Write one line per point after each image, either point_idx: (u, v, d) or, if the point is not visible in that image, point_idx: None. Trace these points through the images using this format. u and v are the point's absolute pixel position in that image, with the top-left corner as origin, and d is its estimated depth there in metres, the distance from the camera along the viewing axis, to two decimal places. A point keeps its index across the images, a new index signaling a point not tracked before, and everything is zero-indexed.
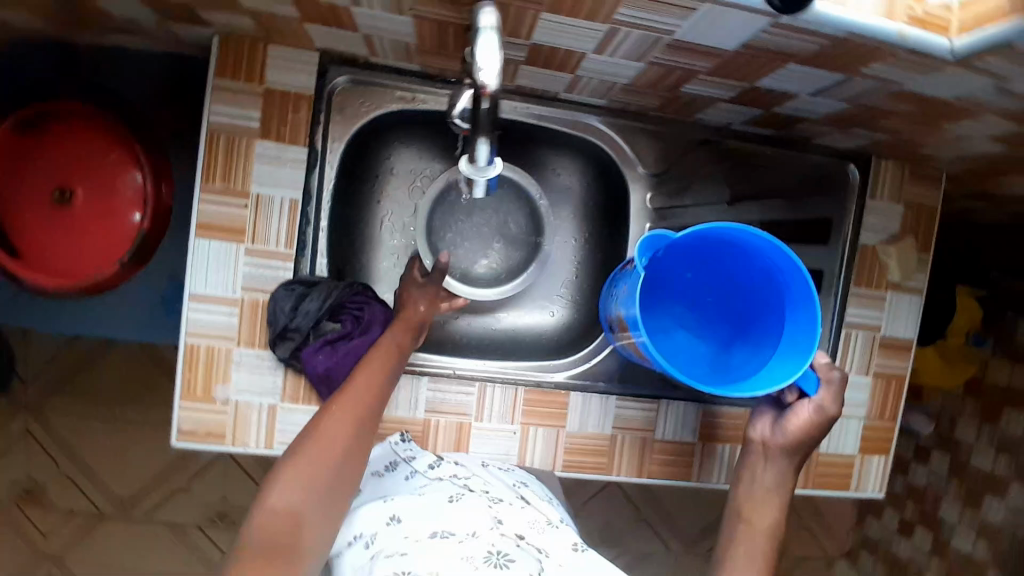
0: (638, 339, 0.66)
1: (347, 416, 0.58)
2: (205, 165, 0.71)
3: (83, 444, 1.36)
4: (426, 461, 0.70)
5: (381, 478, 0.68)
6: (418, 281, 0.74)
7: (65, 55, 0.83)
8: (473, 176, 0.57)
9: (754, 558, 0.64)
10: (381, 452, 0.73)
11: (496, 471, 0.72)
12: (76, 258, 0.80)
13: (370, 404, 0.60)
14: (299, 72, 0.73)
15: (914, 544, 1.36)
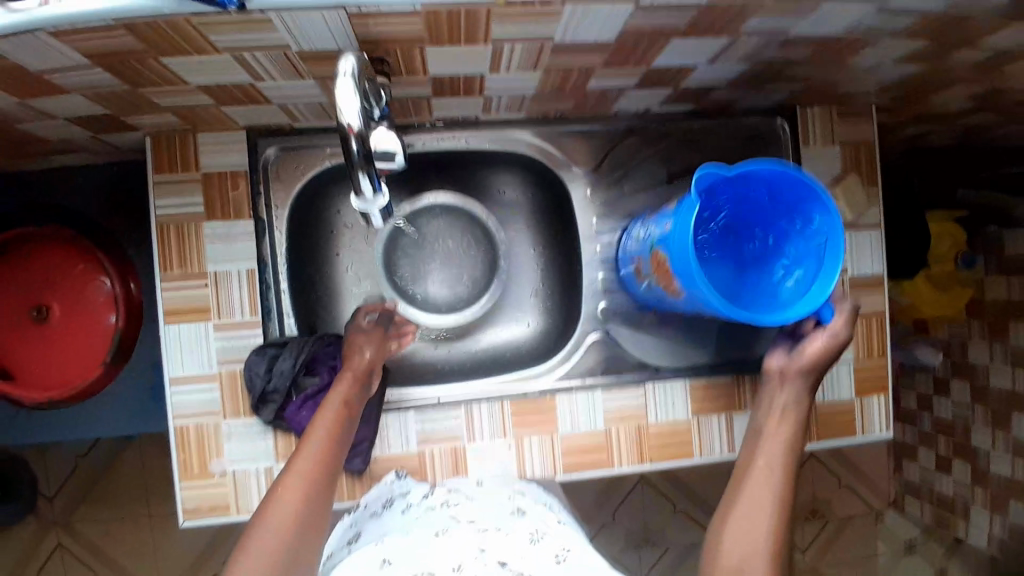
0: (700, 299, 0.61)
1: (307, 465, 0.62)
2: (161, 255, 0.75)
3: (114, 546, 1.49)
4: (420, 493, 0.74)
5: (378, 517, 0.71)
6: (362, 327, 0.77)
7: (16, 185, 0.87)
8: (364, 209, 0.58)
9: (774, 470, 0.63)
10: (377, 491, 0.76)
11: (485, 493, 0.75)
12: (62, 367, 0.84)
13: (328, 449, 0.64)
14: (232, 151, 0.76)
15: (954, 480, 1.34)
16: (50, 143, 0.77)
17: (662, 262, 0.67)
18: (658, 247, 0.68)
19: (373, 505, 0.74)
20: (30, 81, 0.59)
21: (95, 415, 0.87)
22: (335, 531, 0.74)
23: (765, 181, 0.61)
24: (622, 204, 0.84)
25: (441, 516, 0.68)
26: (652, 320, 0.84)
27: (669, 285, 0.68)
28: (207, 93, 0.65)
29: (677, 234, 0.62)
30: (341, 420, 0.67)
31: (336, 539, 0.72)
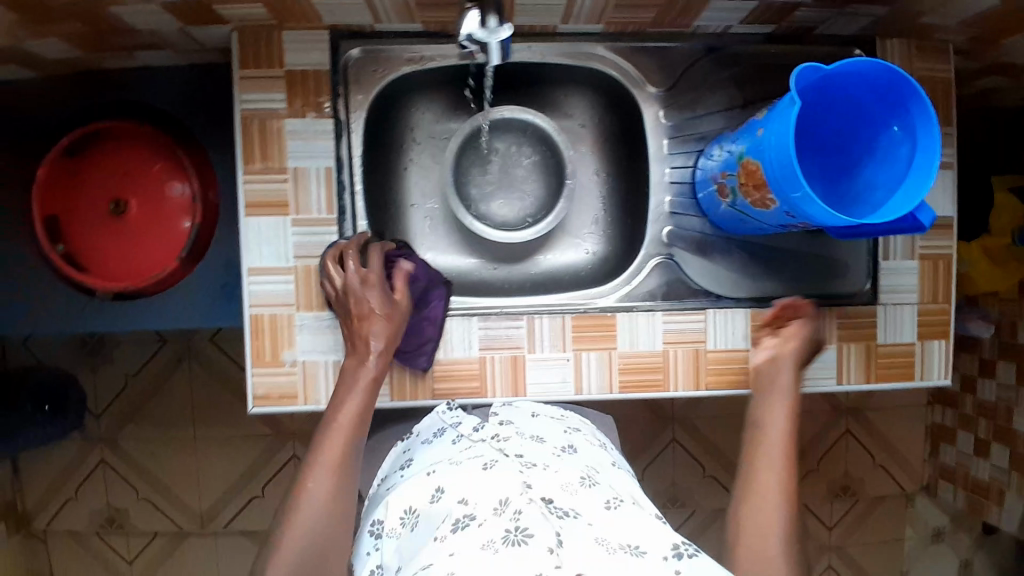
0: (794, 197, 0.61)
1: (324, 464, 0.68)
2: (245, 148, 0.77)
3: (156, 467, 1.57)
4: (470, 426, 0.75)
5: (431, 445, 0.74)
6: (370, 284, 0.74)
7: (103, 80, 0.90)
8: (485, 37, 0.63)
9: (777, 438, 0.68)
10: (430, 421, 0.79)
11: (534, 421, 0.77)
12: (141, 260, 0.87)
13: (345, 444, 0.69)
14: (315, 51, 0.77)
15: (993, 463, 1.30)
16: (140, 37, 0.79)
17: (753, 171, 0.65)
18: (748, 156, 0.65)
19: (425, 432, 0.78)
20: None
21: (165, 313, 0.90)
22: (393, 450, 0.81)
23: (849, 91, 0.62)
24: (694, 125, 0.81)
25: (489, 448, 0.70)
26: (717, 245, 0.83)
27: (760, 197, 0.66)
28: None
29: (772, 137, 0.61)
30: (359, 418, 0.71)
31: (391, 464, 0.78)
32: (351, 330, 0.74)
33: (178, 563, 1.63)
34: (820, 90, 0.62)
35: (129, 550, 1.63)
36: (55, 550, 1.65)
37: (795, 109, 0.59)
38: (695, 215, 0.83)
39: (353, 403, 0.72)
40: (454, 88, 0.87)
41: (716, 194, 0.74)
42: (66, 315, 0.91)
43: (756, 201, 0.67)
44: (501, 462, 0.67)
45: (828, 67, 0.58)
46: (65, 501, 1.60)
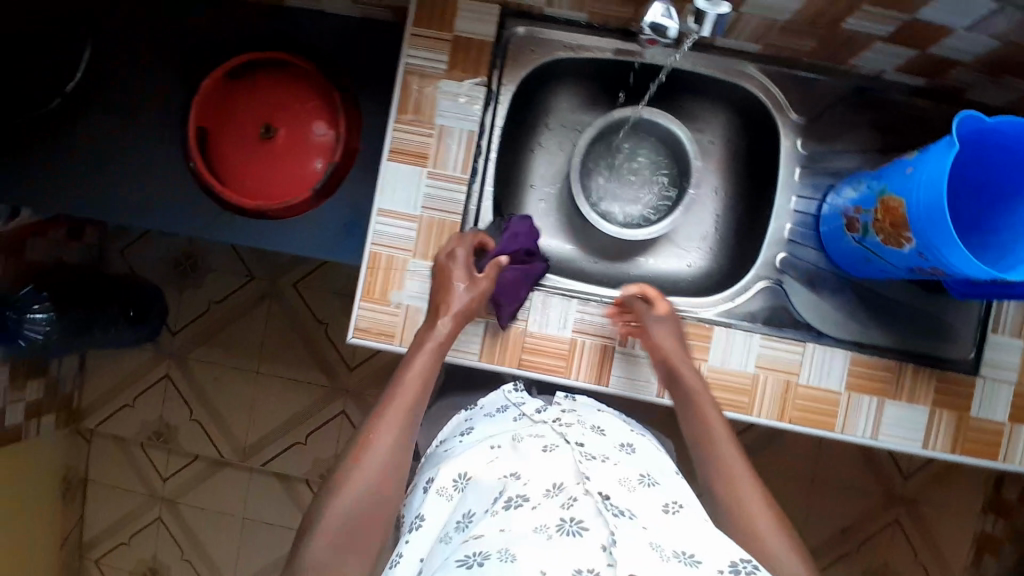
0: (933, 238, 0.62)
1: (392, 416, 0.66)
2: (399, 100, 0.82)
3: (214, 392, 1.64)
4: (532, 407, 0.79)
5: (495, 417, 0.78)
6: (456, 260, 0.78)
7: (276, 16, 0.96)
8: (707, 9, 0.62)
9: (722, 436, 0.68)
10: (496, 396, 0.84)
11: (594, 416, 0.80)
12: (277, 185, 0.94)
13: (415, 399, 0.68)
14: (483, 22, 0.81)
15: None
16: None
17: (893, 209, 0.67)
18: (889, 193, 0.68)
19: (489, 406, 0.82)
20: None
21: (291, 239, 0.97)
22: (454, 418, 0.86)
23: (1005, 150, 0.63)
24: (828, 159, 0.83)
25: (551, 430, 0.71)
26: (827, 281, 0.83)
27: (894, 235, 0.68)
28: None
29: (919, 177, 0.63)
30: (428, 374, 0.71)
31: (451, 430, 0.83)
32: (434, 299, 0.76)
33: (206, 493, 1.67)
34: (978, 140, 0.63)
35: (167, 469, 1.68)
36: (97, 451, 1.69)
37: (949, 153, 0.60)
38: (811, 247, 0.84)
39: (425, 360, 0.71)
40: (596, 83, 0.91)
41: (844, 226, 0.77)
42: (191, 223, 0.98)
43: (888, 237, 0.69)
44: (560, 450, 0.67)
45: (990, 119, 0.59)
46: (122, 407, 1.67)
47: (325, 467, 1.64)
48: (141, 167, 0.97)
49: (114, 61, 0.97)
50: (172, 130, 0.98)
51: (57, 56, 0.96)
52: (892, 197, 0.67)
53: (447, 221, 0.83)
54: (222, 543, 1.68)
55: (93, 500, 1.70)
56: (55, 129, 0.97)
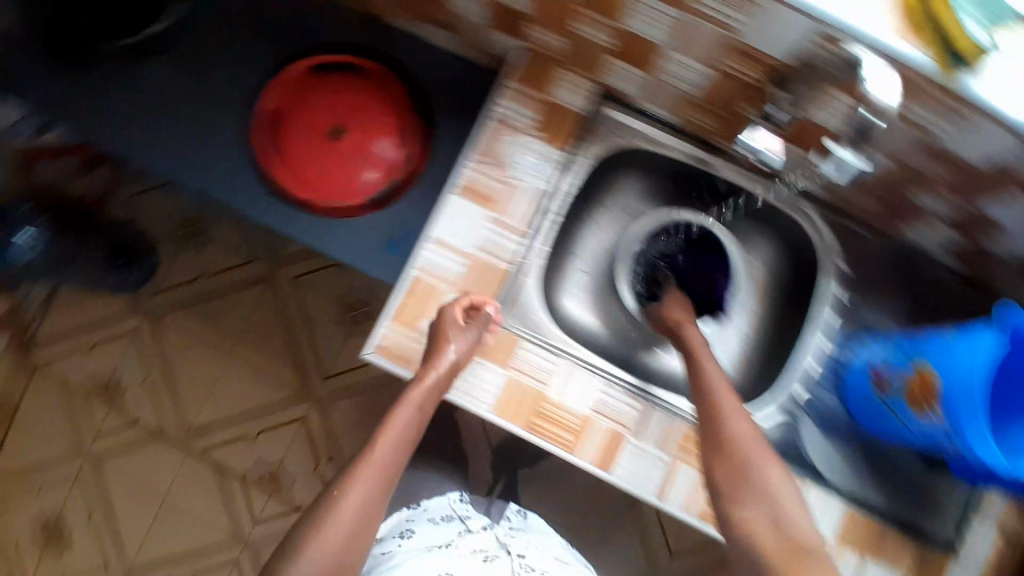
0: (962, 417, 0.66)
1: (365, 473, 0.69)
2: (482, 143, 0.84)
3: (179, 362, 1.58)
4: (476, 521, 0.98)
5: (439, 523, 0.96)
6: (459, 324, 0.77)
7: (378, 29, 0.99)
8: (856, 166, 0.67)
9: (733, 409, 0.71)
10: (440, 501, 1.03)
11: (525, 538, 0.99)
12: (335, 185, 0.96)
13: (400, 451, 0.73)
14: (579, 96, 0.85)
15: None
16: (443, 14, 0.88)
17: (926, 377, 0.71)
18: (922, 360, 0.72)
19: (433, 511, 1.01)
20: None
21: (323, 241, 0.93)
22: (393, 515, 0.99)
23: None
24: (863, 315, 0.88)
25: (488, 544, 0.93)
26: (838, 429, 0.87)
27: (922, 401, 0.72)
28: (614, 40, 0.74)
29: (954, 354, 0.68)
30: (414, 429, 0.75)
31: (390, 527, 0.96)
32: (428, 352, 0.78)
33: (135, 462, 1.58)
34: None
35: (103, 426, 1.59)
36: (34, 389, 1.60)
37: (993, 338, 0.65)
38: (831, 391, 0.87)
39: (412, 411, 0.75)
40: (663, 180, 0.93)
41: (869, 378, 0.81)
42: (226, 193, 0.95)
43: (915, 401, 0.73)
44: (496, 558, 0.89)
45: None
46: (77, 350, 1.59)
47: (266, 469, 1.57)
48: (198, 127, 0.96)
49: (210, 23, 0.98)
50: (243, 102, 0.97)
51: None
52: (923, 362, 0.72)
53: (495, 267, 0.83)
54: (133, 522, 1.58)
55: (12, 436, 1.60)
56: (127, 69, 0.96)
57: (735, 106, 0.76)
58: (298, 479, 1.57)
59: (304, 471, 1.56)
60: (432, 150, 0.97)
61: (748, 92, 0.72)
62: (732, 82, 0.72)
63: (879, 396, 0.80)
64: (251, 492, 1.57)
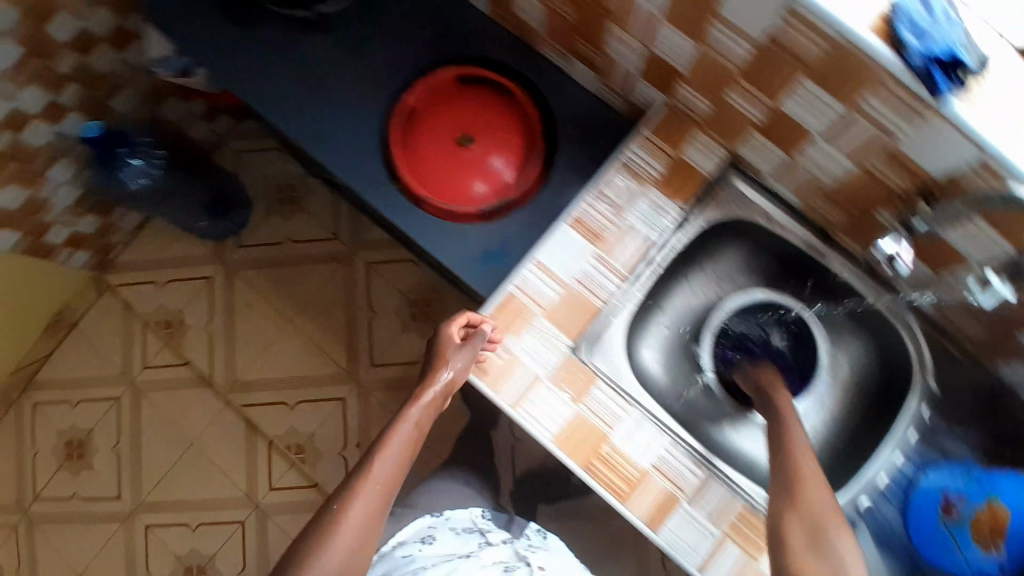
0: None
1: (365, 490, 0.74)
2: (605, 181, 0.87)
3: (242, 317, 1.64)
4: (497, 535, 1.02)
5: (462, 534, 0.99)
6: (455, 343, 0.82)
7: (525, 53, 1.03)
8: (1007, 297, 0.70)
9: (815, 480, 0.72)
10: (462, 513, 1.05)
11: (547, 556, 1.01)
12: (448, 188, 1.00)
13: (398, 466, 0.77)
14: (708, 158, 0.88)
15: None
16: (595, 55, 0.92)
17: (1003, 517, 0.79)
18: (998, 501, 0.80)
19: (455, 521, 1.03)
20: (688, 29, 0.73)
21: (430, 241, 0.99)
22: (416, 520, 1.00)
23: None
24: (943, 439, 0.87)
25: (509, 557, 0.97)
26: (896, 551, 0.85)
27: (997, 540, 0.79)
28: (764, 118, 0.78)
29: None
30: (411, 441, 0.80)
31: (411, 532, 0.98)
32: (425, 376, 0.84)
33: (176, 401, 1.63)
34: None
35: (153, 358, 1.65)
36: (102, 308, 1.67)
37: None
38: (892, 509, 0.86)
39: (410, 428, 0.80)
40: (767, 259, 0.93)
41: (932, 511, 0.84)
42: (351, 173, 1.01)
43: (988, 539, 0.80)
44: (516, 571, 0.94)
45: None
46: (150, 282, 1.66)
47: (295, 440, 1.60)
48: (340, 107, 1.02)
49: (372, 12, 1.03)
50: (384, 93, 1.03)
51: None
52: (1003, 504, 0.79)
53: (589, 302, 0.85)
54: (154, 457, 1.63)
55: (67, 345, 1.67)
56: (289, 41, 1.03)
57: (866, 207, 0.79)
58: (322, 457, 1.59)
59: (331, 450, 1.59)
60: (546, 174, 1.00)
61: (885, 196, 0.75)
62: (875, 179, 0.74)
63: (939, 528, 0.83)
64: (274, 458, 1.60)
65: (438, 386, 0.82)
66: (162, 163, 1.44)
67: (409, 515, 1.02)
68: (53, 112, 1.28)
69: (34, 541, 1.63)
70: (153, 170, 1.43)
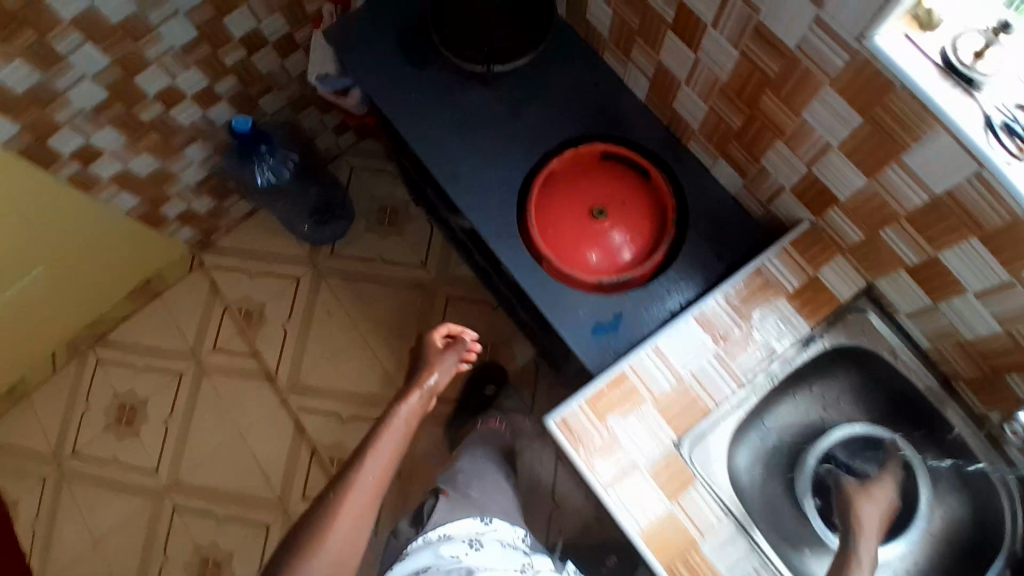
0: None
1: (361, 475, 0.86)
2: (740, 281, 0.90)
3: (320, 322, 1.68)
4: (537, 562, 1.10)
5: (505, 548, 1.09)
6: (438, 349, 1.03)
7: (672, 146, 1.07)
8: None
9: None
10: (508, 529, 1.12)
11: None
12: (573, 254, 1.03)
13: (391, 457, 0.90)
14: (845, 283, 0.90)
15: None
16: (749, 163, 0.96)
17: None
18: None
19: (500, 532, 1.11)
20: (866, 163, 0.77)
21: (544, 299, 1.02)
22: (466, 519, 1.10)
23: None
24: None
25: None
26: None
27: None
28: (919, 260, 0.81)
29: None
30: (402, 436, 0.93)
31: (461, 530, 1.08)
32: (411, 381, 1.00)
33: (236, 388, 1.67)
34: None
35: (224, 340, 1.70)
36: (189, 283, 1.73)
37: None
38: None
39: (400, 426, 0.93)
40: (878, 392, 0.95)
41: None
42: (484, 220, 1.06)
43: None
44: None
45: None
46: (240, 270, 1.72)
47: (338, 454, 1.61)
48: (489, 158, 1.08)
49: (539, 81, 1.10)
50: (532, 154, 1.08)
51: (506, 48, 1.09)
52: None
53: (701, 399, 0.86)
54: (198, 435, 1.65)
55: (145, 311, 1.72)
56: (454, 87, 1.10)
57: (1000, 366, 0.82)
58: None
59: None
60: (670, 262, 1.02)
61: None
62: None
63: None
64: (313, 467, 1.61)
65: (425, 389, 0.98)
66: (293, 162, 1.52)
67: (461, 508, 1.14)
68: (205, 97, 1.37)
69: (61, 495, 1.64)
70: (287, 167, 1.51)
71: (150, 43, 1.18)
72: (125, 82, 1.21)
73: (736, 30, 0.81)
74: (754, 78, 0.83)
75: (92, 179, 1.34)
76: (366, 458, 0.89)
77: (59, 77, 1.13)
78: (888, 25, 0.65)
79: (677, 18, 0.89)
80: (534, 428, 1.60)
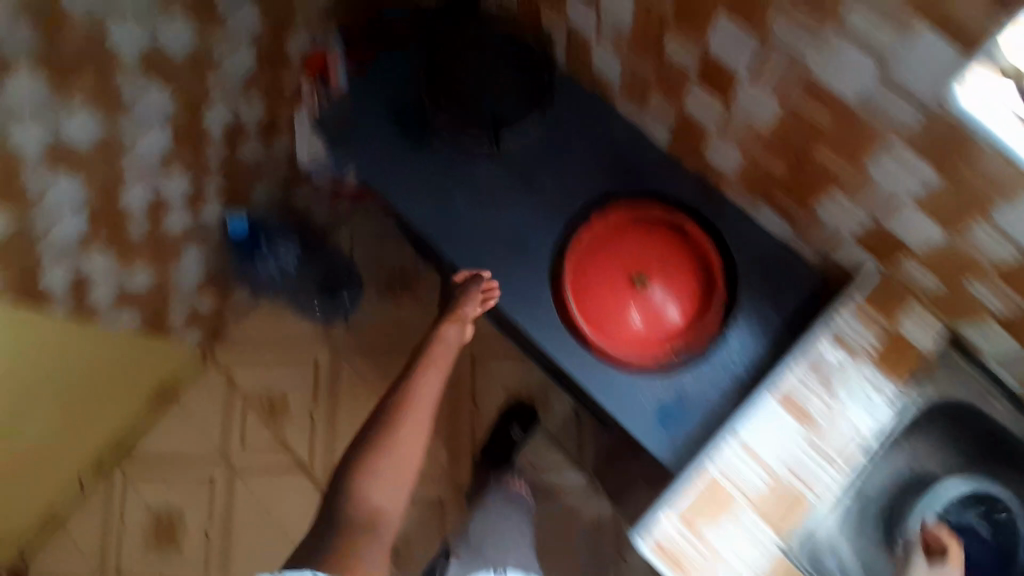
0: None
1: (405, 410, 0.86)
2: (813, 354, 0.84)
3: (347, 403, 1.61)
4: None
5: None
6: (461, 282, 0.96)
7: (708, 195, 0.98)
8: None
9: None
10: None
11: None
12: (620, 331, 0.94)
13: (432, 393, 0.88)
14: (926, 332, 0.84)
15: None
16: (801, 211, 0.87)
17: None
18: None
19: None
20: (946, 217, 0.68)
21: (598, 386, 0.93)
22: None
23: None
24: None
25: None
26: None
27: None
28: (1007, 312, 0.73)
29: None
30: (438, 372, 0.90)
31: None
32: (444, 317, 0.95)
33: (274, 485, 1.59)
34: None
35: (250, 439, 1.61)
36: (204, 383, 1.64)
37: None
38: None
39: (437, 363, 0.91)
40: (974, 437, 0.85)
41: None
42: (517, 306, 0.97)
43: None
44: None
45: None
46: (256, 362, 1.64)
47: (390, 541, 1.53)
48: (510, 239, 0.99)
49: (552, 145, 1.01)
50: (557, 227, 0.99)
51: (510, 112, 1.00)
52: None
53: (798, 489, 0.82)
54: (243, 541, 1.58)
55: (164, 420, 1.63)
56: (459, 166, 1.01)
57: None
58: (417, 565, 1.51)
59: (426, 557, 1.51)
60: (727, 325, 0.94)
61: None
62: None
63: None
64: None
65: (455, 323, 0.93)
66: (296, 257, 1.52)
67: None
68: (192, 202, 1.27)
69: None
70: (290, 262, 1.51)
71: (130, 161, 1.08)
72: (108, 208, 1.11)
73: (778, 82, 0.72)
74: (804, 131, 0.74)
75: (90, 309, 1.22)
76: (408, 394, 0.88)
77: (38, 217, 0.99)
78: (968, 73, 0.56)
79: (703, 70, 0.79)
80: (585, 482, 1.53)
